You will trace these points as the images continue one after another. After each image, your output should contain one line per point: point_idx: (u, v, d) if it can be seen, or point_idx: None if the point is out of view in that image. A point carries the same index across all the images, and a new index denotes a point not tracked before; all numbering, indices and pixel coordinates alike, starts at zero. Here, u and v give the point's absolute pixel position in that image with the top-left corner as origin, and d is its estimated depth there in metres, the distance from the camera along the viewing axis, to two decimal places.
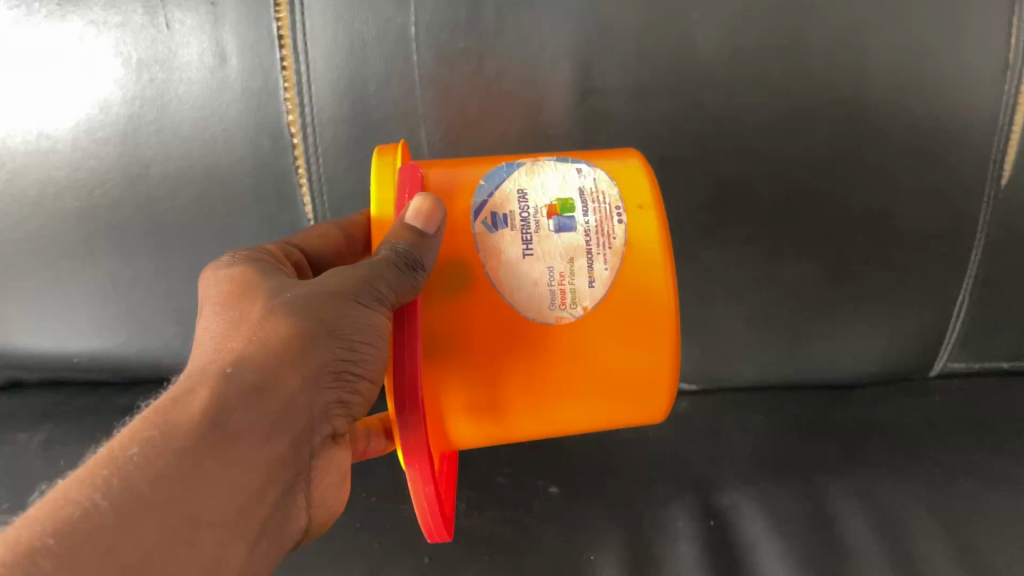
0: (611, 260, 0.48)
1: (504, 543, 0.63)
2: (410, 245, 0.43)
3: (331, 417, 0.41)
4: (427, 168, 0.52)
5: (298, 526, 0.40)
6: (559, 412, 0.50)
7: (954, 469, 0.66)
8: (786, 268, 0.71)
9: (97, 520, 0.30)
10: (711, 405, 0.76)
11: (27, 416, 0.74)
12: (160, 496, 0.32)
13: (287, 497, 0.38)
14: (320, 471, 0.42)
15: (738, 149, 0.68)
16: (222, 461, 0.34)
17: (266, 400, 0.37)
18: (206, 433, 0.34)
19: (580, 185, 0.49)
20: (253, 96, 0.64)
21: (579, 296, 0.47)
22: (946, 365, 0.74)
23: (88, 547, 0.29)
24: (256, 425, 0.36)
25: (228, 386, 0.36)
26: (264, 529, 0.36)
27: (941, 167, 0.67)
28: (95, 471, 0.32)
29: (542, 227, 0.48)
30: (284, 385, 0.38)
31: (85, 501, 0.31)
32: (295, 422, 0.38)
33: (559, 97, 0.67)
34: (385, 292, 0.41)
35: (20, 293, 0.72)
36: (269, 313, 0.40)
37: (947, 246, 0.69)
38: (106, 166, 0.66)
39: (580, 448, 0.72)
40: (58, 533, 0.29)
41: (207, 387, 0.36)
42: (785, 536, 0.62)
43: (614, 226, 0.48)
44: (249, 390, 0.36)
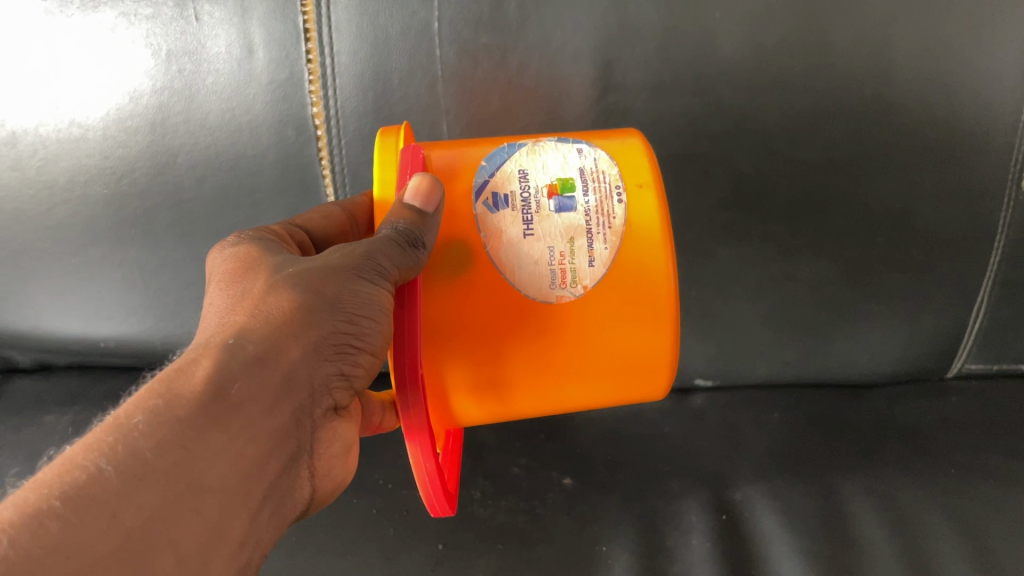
0: (611, 240, 0.49)
1: (518, 532, 0.64)
2: (410, 224, 0.44)
3: (331, 391, 0.42)
4: (429, 149, 0.52)
5: (301, 497, 0.41)
6: (562, 392, 0.50)
7: (969, 470, 0.66)
8: (805, 266, 0.71)
9: (102, 484, 0.31)
10: (726, 401, 0.76)
11: (55, 399, 0.76)
12: (165, 462, 0.32)
13: (289, 470, 0.39)
14: (322, 444, 0.42)
15: (757, 147, 0.68)
16: (224, 430, 0.35)
17: (267, 371, 0.38)
18: (209, 402, 0.35)
19: (581, 165, 0.50)
20: (279, 88, 0.65)
21: (579, 275, 0.49)
22: (963, 366, 0.74)
23: (95, 509, 0.30)
24: (257, 396, 0.37)
25: (231, 358, 0.37)
26: (266, 499, 0.37)
27: (962, 167, 0.67)
28: (100, 438, 0.32)
29: (543, 207, 0.49)
30: (285, 357, 0.39)
31: (92, 466, 0.31)
32: (295, 395, 0.39)
33: (580, 93, 0.67)
34: (387, 267, 0.43)
35: (50, 278, 0.74)
36: (269, 289, 0.41)
37: (967, 246, 0.69)
38: (135, 154, 0.68)
39: (595, 440, 0.73)
40: (64, 495, 0.30)
41: (210, 358, 0.37)
42: (798, 533, 0.63)
43: (613, 206, 0.49)
44: (251, 361, 0.37)
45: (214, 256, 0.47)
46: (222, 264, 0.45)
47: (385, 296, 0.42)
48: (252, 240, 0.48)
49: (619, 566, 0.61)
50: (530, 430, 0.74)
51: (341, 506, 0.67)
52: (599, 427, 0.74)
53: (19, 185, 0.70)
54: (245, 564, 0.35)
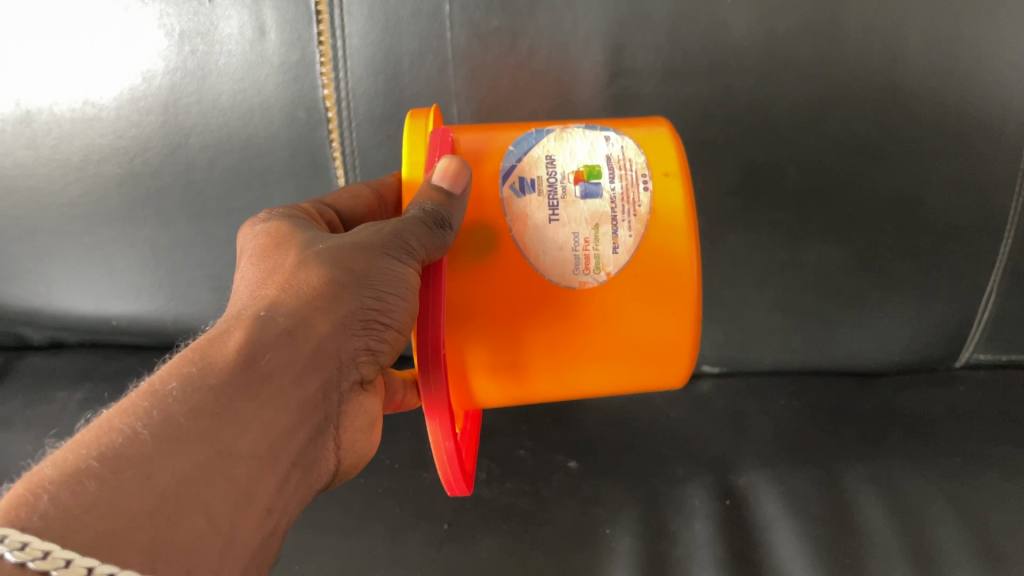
0: (635, 227, 0.49)
1: (522, 513, 0.65)
2: (439, 204, 0.45)
3: (358, 365, 0.43)
4: (458, 132, 0.53)
5: (325, 469, 0.42)
6: (582, 375, 0.51)
7: (974, 459, 0.66)
8: (813, 254, 0.71)
9: (139, 446, 0.31)
10: (733, 387, 0.76)
11: (68, 375, 0.77)
12: (198, 428, 0.33)
13: (316, 440, 0.40)
14: (348, 417, 0.43)
15: (767, 133, 0.68)
16: (255, 399, 0.36)
17: (298, 342, 0.38)
18: (240, 371, 0.36)
19: (608, 153, 0.50)
20: (291, 69, 0.66)
21: (603, 261, 0.49)
22: (971, 356, 0.74)
23: (131, 470, 0.30)
24: (287, 366, 0.38)
25: (262, 330, 0.38)
26: (295, 467, 0.38)
27: (973, 155, 0.67)
28: (136, 403, 0.33)
29: (569, 193, 0.49)
30: (315, 330, 0.40)
31: (128, 429, 0.32)
32: (324, 367, 0.40)
33: (591, 77, 0.67)
34: (415, 245, 0.43)
35: (64, 256, 0.75)
36: (301, 265, 0.42)
37: (977, 235, 0.69)
38: (147, 134, 0.69)
39: (602, 424, 0.73)
40: (101, 456, 0.30)
41: (242, 330, 0.38)
42: (800, 518, 0.63)
43: (639, 194, 0.49)
44: (281, 332, 0.38)
45: (246, 232, 0.48)
46: (253, 239, 0.46)
47: (413, 274, 0.43)
48: (282, 217, 0.48)
49: (622, 548, 0.62)
50: (537, 414, 0.75)
51: (349, 485, 0.68)
52: (605, 412, 0.74)
53: (34, 163, 0.70)
54: (273, 530, 0.36)
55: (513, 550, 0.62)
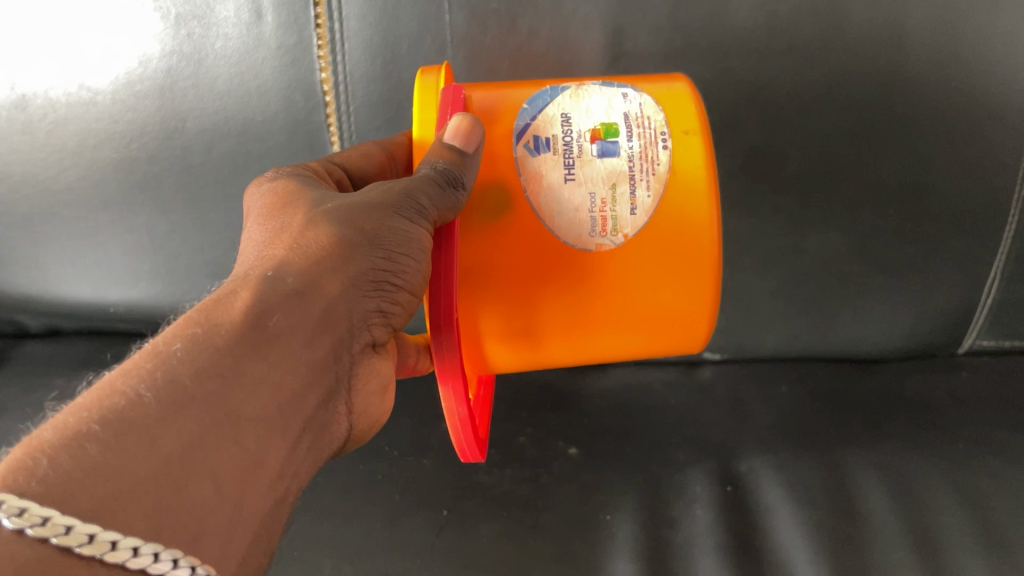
0: (654, 187, 0.48)
1: (522, 499, 0.64)
2: (452, 163, 0.44)
3: (370, 327, 0.42)
4: (471, 90, 0.52)
5: (337, 434, 0.41)
6: (597, 341, 0.51)
7: (978, 446, 0.65)
8: (815, 238, 0.71)
9: (142, 410, 0.30)
10: (735, 373, 0.76)
11: (65, 362, 0.77)
12: (204, 390, 0.32)
13: (327, 405, 0.40)
14: (360, 381, 0.43)
15: (768, 117, 0.68)
16: (263, 360, 0.35)
17: (307, 303, 0.38)
18: (248, 333, 0.35)
19: (626, 110, 0.49)
20: (288, 52, 0.65)
21: (620, 223, 0.48)
22: (974, 342, 0.73)
23: (133, 434, 0.29)
24: (296, 328, 0.37)
25: (269, 291, 0.37)
26: (305, 433, 0.37)
27: (976, 140, 0.66)
28: (139, 365, 0.32)
29: (585, 152, 0.48)
30: (324, 290, 0.39)
31: (131, 391, 0.31)
32: (334, 329, 0.39)
33: (590, 60, 0.67)
34: (426, 205, 0.42)
35: (61, 242, 0.74)
36: (309, 224, 0.41)
37: (979, 221, 0.68)
38: (144, 119, 0.68)
39: (602, 410, 0.72)
40: (103, 419, 0.29)
41: (249, 291, 0.37)
42: (802, 504, 0.62)
43: (658, 152, 0.48)
44: (289, 294, 0.38)
45: (252, 192, 0.47)
46: (261, 199, 0.46)
47: (423, 234, 0.43)
48: (290, 176, 0.48)
49: (623, 534, 0.61)
50: (537, 400, 0.74)
51: (348, 471, 0.68)
52: (606, 397, 0.74)
53: (30, 148, 0.70)
54: (284, 496, 0.36)
55: (513, 536, 0.61)
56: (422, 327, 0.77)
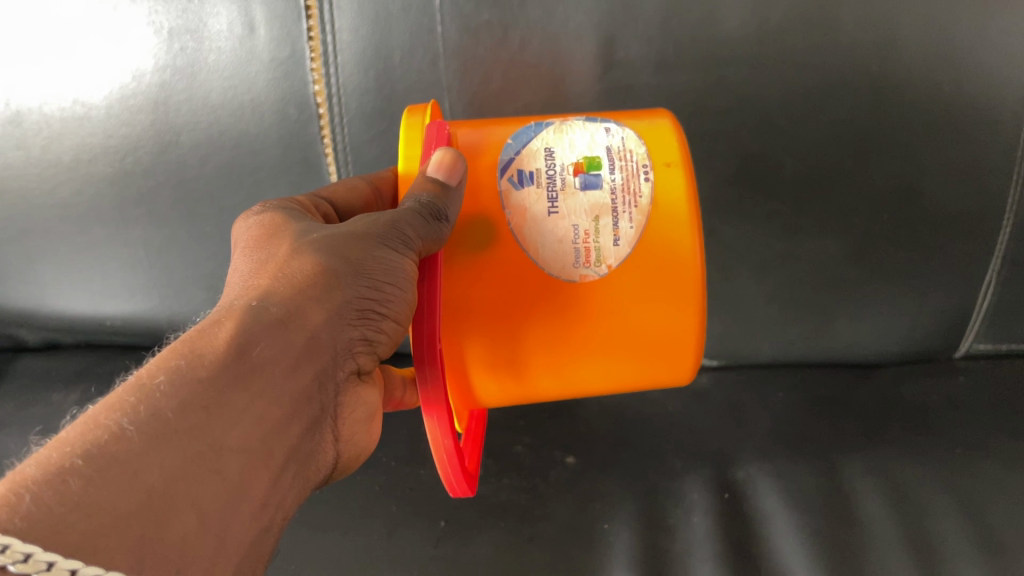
0: (636, 218, 0.49)
1: (520, 509, 0.64)
2: (437, 196, 0.45)
3: (354, 355, 0.42)
4: (455, 127, 0.53)
5: (324, 462, 0.41)
6: (583, 371, 0.50)
7: (975, 450, 0.65)
8: (810, 244, 0.71)
9: (125, 444, 0.31)
10: (732, 381, 0.76)
11: (64, 375, 0.77)
12: (187, 422, 0.33)
13: (313, 433, 0.40)
14: (346, 408, 0.43)
15: (761, 124, 0.68)
16: (247, 390, 0.35)
17: (291, 331, 0.38)
18: (232, 362, 0.35)
19: (608, 144, 0.50)
20: (281, 65, 0.65)
21: (603, 254, 0.48)
22: (971, 346, 0.73)
23: (116, 468, 0.30)
24: (279, 356, 0.37)
25: (254, 321, 0.37)
26: (290, 461, 0.37)
27: (970, 144, 0.66)
28: (122, 397, 0.33)
29: (568, 185, 0.49)
30: (309, 318, 0.39)
31: (114, 425, 0.31)
32: (318, 357, 0.39)
33: (583, 70, 0.67)
34: (411, 236, 0.43)
35: (57, 257, 0.74)
36: (294, 255, 0.42)
37: (975, 224, 0.68)
38: (138, 133, 0.68)
39: (599, 419, 0.73)
40: (87, 454, 0.30)
41: (233, 321, 0.37)
42: (800, 511, 0.62)
43: (640, 185, 0.49)
44: (273, 323, 0.38)
45: (239, 225, 0.48)
46: (247, 231, 0.46)
47: (408, 264, 0.43)
48: (276, 209, 0.48)
49: (620, 542, 0.61)
50: (534, 410, 0.74)
51: (346, 483, 0.68)
52: (602, 406, 0.74)
53: (25, 164, 0.70)
54: (269, 525, 0.36)
55: (510, 545, 0.62)
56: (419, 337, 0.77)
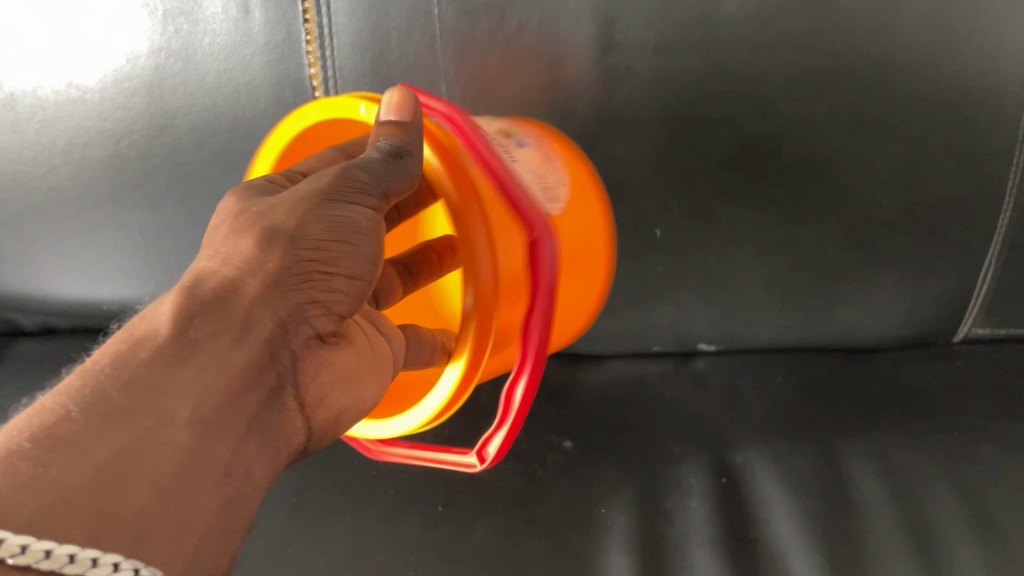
0: (560, 165, 0.63)
1: (517, 494, 0.65)
2: (399, 139, 0.47)
3: (309, 319, 0.42)
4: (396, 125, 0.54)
5: (296, 429, 0.42)
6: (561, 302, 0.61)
7: (973, 434, 0.65)
8: (809, 229, 0.70)
9: (70, 427, 0.31)
10: (730, 366, 0.76)
11: (60, 360, 0.77)
12: (132, 400, 0.33)
13: (274, 402, 0.40)
14: (312, 374, 0.43)
15: (761, 108, 0.67)
16: (192, 364, 0.36)
17: (230, 304, 0.38)
18: (172, 339, 0.36)
19: (513, 126, 0.63)
20: (276, 48, 0.65)
21: (555, 195, 0.60)
22: (969, 331, 0.73)
23: (65, 449, 0.31)
24: (221, 330, 0.38)
25: (192, 298, 0.38)
26: (251, 430, 0.38)
27: (971, 128, 0.65)
28: (67, 385, 0.33)
29: (509, 146, 0.58)
30: (249, 289, 0.39)
31: (59, 410, 0.32)
32: (266, 325, 0.39)
33: (581, 53, 0.66)
34: (367, 184, 0.44)
35: (52, 241, 0.74)
36: (235, 224, 0.42)
37: (975, 208, 0.68)
38: (133, 116, 0.68)
39: (597, 404, 0.73)
40: (34, 437, 0.31)
41: (174, 300, 0.38)
42: (797, 495, 0.62)
43: (549, 147, 0.64)
44: (210, 299, 0.38)
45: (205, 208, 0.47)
46: None
47: (360, 209, 0.43)
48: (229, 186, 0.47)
49: (616, 527, 0.62)
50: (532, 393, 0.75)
51: (344, 468, 0.68)
52: (599, 393, 0.74)
53: (19, 148, 0.70)
54: (236, 493, 0.36)
55: (506, 530, 0.62)
56: None
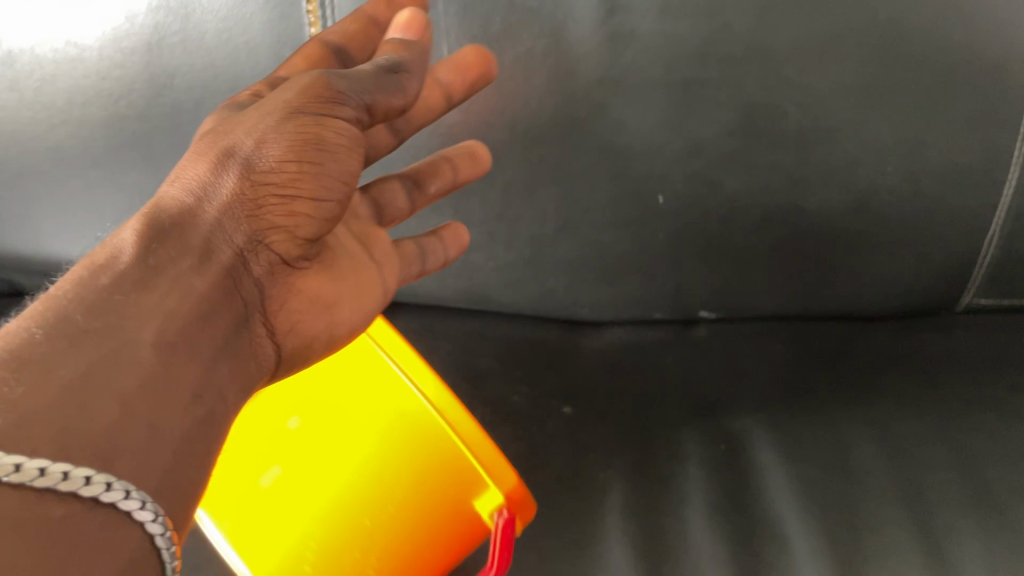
0: None
1: (516, 458, 0.65)
2: (398, 58, 0.50)
3: (271, 243, 0.46)
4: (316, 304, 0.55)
5: (264, 355, 0.48)
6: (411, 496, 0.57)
7: (973, 404, 0.65)
8: (814, 198, 0.69)
9: (34, 346, 0.34)
10: (730, 334, 0.76)
11: None
12: (96, 323, 0.36)
13: (242, 330, 0.45)
14: (277, 299, 0.49)
15: (766, 73, 0.65)
16: (152, 291, 0.39)
17: (188, 234, 0.43)
18: (137, 267, 0.40)
19: None
20: (276, 7, 0.64)
21: None
22: (972, 301, 0.73)
23: (32, 368, 0.33)
24: (182, 257, 0.42)
25: (157, 226, 0.42)
26: (220, 356, 0.42)
27: (979, 94, 0.64)
28: (31, 308, 0.37)
29: None
30: (205, 217, 0.44)
31: (26, 331, 0.35)
32: (222, 252, 0.44)
33: (583, 13, 0.65)
34: (347, 92, 0.45)
35: (51, 200, 0.74)
36: (199, 148, 0.47)
37: (981, 176, 0.67)
38: (132, 75, 0.67)
39: (597, 372, 0.73)
40: (7, 351, 0.34)
41: (138, 224, 0.42)
42: (794, 463, 0.63)
43: None
44: (172, 227, 0.42)
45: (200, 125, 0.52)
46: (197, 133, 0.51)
47: (334, 123, 0.45)
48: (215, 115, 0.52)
49: (613, 498, 0.62)
50: (533, 359, 0.75)
51: None
52: (602, 357, 0.75)
53: (18, 106, 0.70)
54: (208, 415, 0.40)
55: None
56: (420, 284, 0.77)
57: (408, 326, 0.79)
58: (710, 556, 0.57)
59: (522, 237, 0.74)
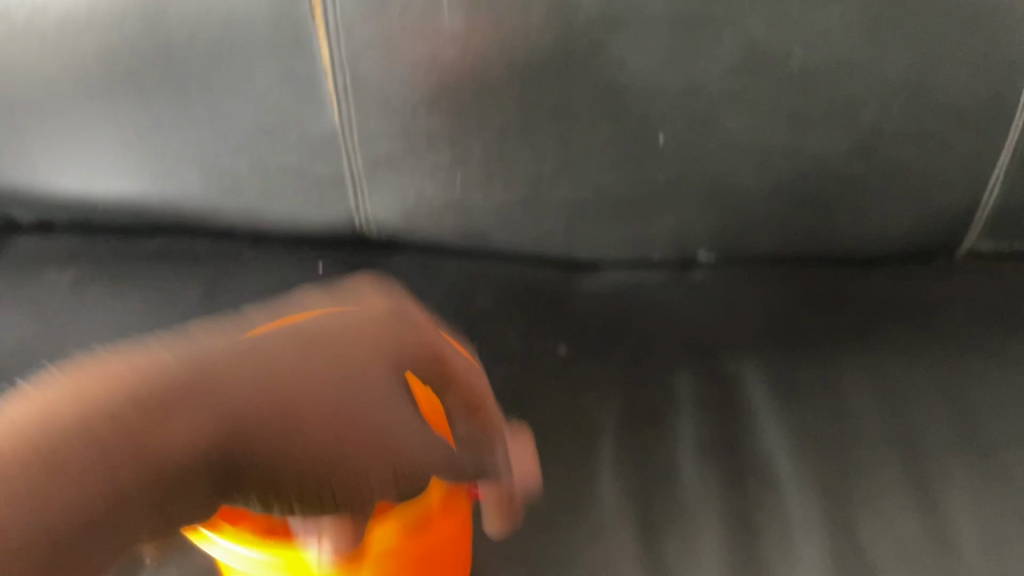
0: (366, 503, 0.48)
1: (510, 396, 0.65)
2: None
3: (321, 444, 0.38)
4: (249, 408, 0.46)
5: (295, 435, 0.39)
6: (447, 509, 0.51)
7: (969, 348, 0.66)
8: (815, 137, 0.68)
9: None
10: (728, 278, 0.76)
11: (56, 255, 0.77)
12: (46, 444, 0.31)
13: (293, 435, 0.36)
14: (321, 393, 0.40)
15: (772, 12, 0.63)
16: (143, 411, 0.33)
17: (200, 398, 0.35)
18: (133, 412, 0.33)
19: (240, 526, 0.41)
20: None
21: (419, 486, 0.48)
22: (973, 246, 0.74)
23: None
24: (186, 424, 0.34)
25: (159, 379, 0.35)
26: (218, 499, 0.35)
27: (989, 37, 0.63)
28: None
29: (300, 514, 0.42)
30: (224, 382, 0.36)
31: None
32: (229, 482, 0.35)
33: None
34: None
35: (44, 133, 0.73)
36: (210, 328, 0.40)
37: (985, 118, 0.66)
38: (124, 6, 0.66)
39: (593, 313, 0.73)
40: None
41: (136, 366, 0.35)
42: (787, 404, 0.63)
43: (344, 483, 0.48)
44: (184, 385, 0.35)
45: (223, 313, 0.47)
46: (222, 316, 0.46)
47: None
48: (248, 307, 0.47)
49: (606, 430, 0.62)
50: (528, 299, 0.75)
51: None
52: (598, 299, 0.75)
53: (9, 38, 0.69)
54: (155, 532, 0.33)
55: None
56: (416, 223, 0.76)
57: (404, 267, 0.78)
58: (701, 489, 0.57)
59: (518, 178, 0.72)
